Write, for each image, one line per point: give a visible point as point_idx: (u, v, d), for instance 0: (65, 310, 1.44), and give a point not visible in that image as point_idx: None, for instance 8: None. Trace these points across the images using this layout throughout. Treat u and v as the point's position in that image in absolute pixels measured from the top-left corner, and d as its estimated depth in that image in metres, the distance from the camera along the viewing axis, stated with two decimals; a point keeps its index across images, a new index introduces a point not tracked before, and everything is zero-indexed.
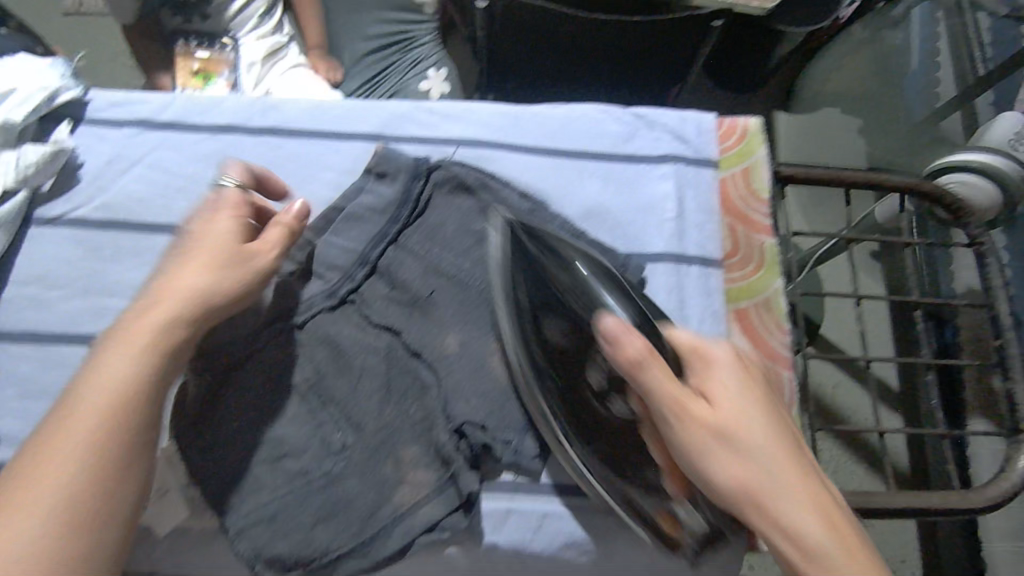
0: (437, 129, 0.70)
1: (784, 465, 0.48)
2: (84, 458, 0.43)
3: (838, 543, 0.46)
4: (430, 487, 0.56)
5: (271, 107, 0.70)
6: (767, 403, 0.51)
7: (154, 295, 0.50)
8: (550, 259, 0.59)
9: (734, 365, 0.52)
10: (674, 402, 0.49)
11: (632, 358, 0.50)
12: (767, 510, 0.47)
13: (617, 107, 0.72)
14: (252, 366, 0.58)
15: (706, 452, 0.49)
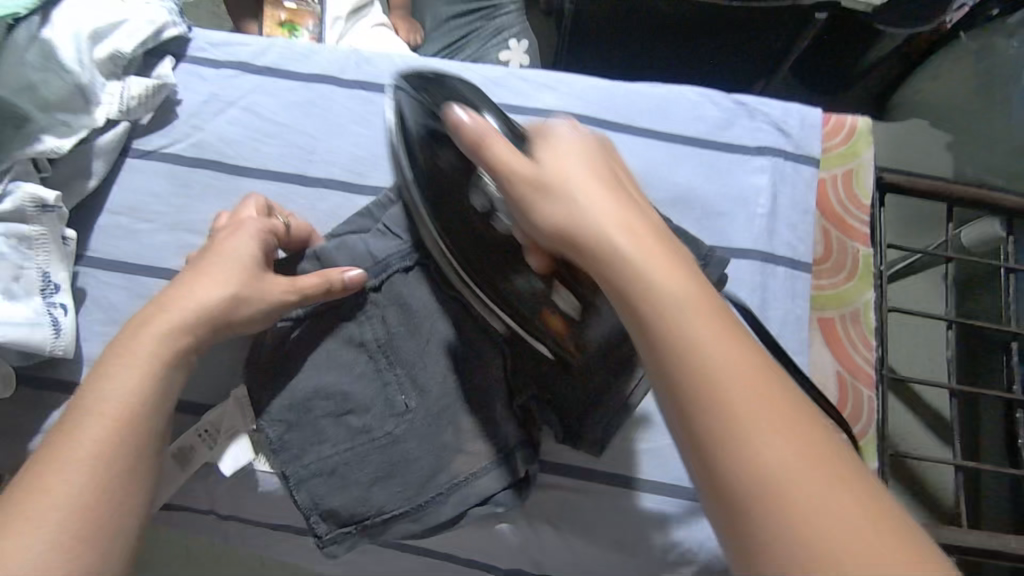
0: (529, 97, 0.68)
1: (621, 221, 0.41)
2: (96, 452, 0.46)
3: (687, 304, 0.38)
4: (487, 460, 0.56)
5: (365, 61, 0.70)
6: (605, 162, 0.45)
7: (158, 304, 0.51)
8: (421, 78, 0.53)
9: (569, 130, 0.46)
10: (499, 161, 0.44)
11: (466, 132, 0.45)
12: (610, 270, 0.40)
13: (718, 93, 0.69)
14: (326, 319, 0.59)
15: (537, 211, 0.43)
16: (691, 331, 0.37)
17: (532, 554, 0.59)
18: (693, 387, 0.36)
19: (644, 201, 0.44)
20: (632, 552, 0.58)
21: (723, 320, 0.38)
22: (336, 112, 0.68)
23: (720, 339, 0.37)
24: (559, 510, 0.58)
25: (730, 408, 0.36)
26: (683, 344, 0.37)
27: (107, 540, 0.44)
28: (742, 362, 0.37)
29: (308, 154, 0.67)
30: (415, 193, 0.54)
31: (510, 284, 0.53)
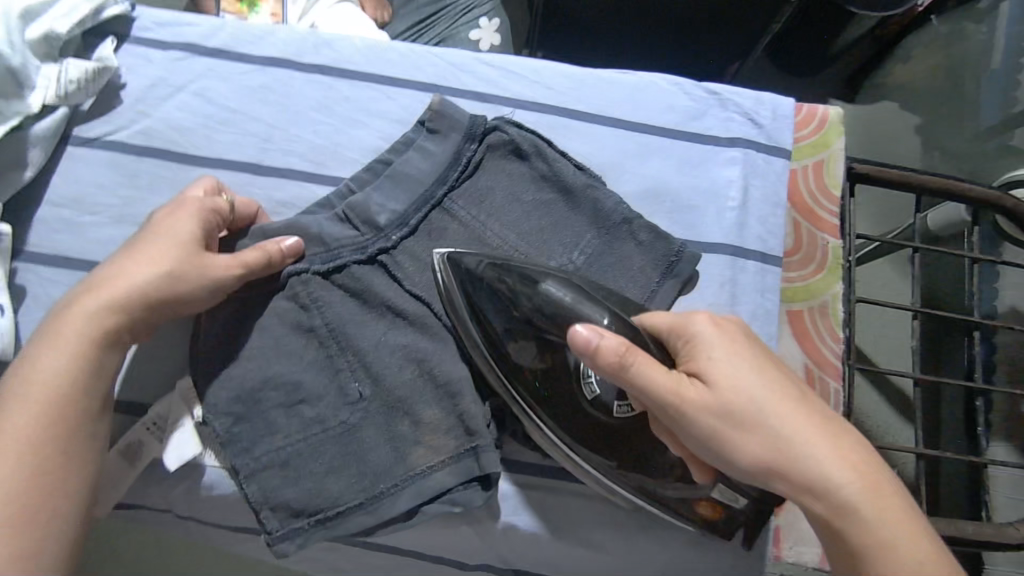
0: (497, 85, 0.66)
1: (794, 427, 0.46)
2: (24, 442, 0.44)
3: (860, 491, 0.45)
4: (448, 453, 0.55)
5: (324, 44, 0.66)
6: (761, 354, 0.48)
7: (87, 287, 0.49)
8: (501, 271, 0.52)
9: (715, 328, 0.48)
10: (672, 396, 0.45)
11: (615, 363, 0.45)
12: (795, 474, 0.46)
13: (690, 81, 0.67)
14: (274, 310, 0.57)
15: (717, 437, 0.46)
16: (864, 514, 0.45)
17: (500, 553, 0.58)
18: (884, 569, 0.44)
19: (793, 380, 0.48)
20: (600, 550, 0.57)
21: (885, 491, 0.46)
22: (294, 98, 0.65)
23: (889, 514, 0.45)
24: (527, 508, 0.57)
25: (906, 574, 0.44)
26: (855, 526, 0.45)
27: (42, 531, 0.44)
28: (895, 520, 0.45)
29: (265, 142, 0.63)
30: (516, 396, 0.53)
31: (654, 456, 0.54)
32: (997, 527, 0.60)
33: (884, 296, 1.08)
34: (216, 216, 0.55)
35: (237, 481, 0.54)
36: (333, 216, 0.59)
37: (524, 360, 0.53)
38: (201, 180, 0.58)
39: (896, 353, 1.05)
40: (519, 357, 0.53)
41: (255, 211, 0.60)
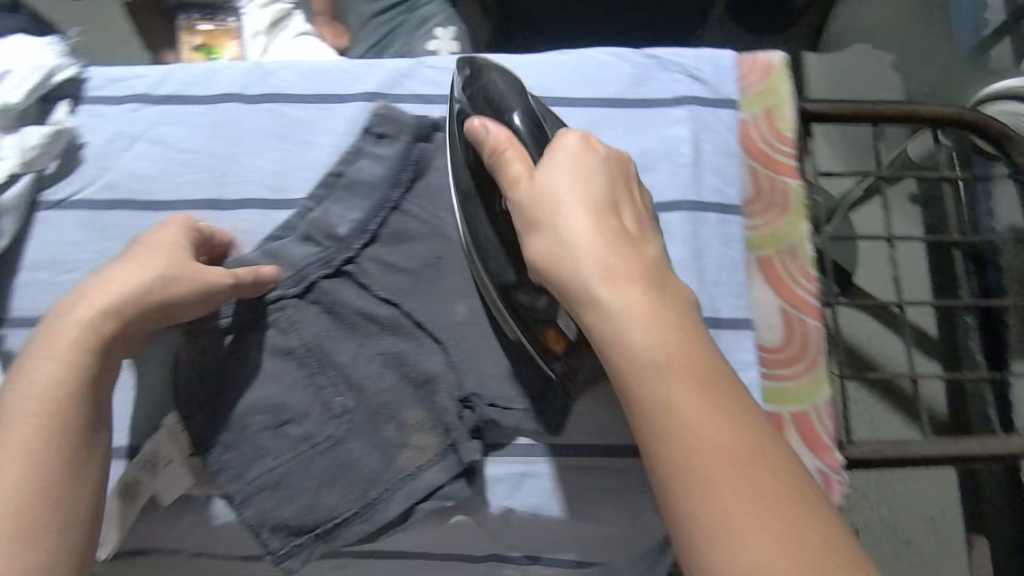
0: (439, 85, 0.67)
1: (588, 238, 0.46)
2: (28, 450, 0.46)
3: (636, 323, 0.43)
4: (434, 451, 0.56)
5: (267, 73, 0.68)
6: (601, 177, 0.50)
7: (69, 303, 0.50)
8: (474, 88, 0.57)
9: (579, 145, 0.51)
10: (510, 184, 0.51)
11: (494, 147, 0.52)
12: (562, 279, 0.46)
13: (628, 50, 0.68)
14: (249, 337, 0.58)
15: (526, 236, 0.49)
16: (615, 331, 0.43)
17: (504, 539, 0.58)
18: (629, 380, 0.43)
19: (626, 218, 0.48)
20: (599, 520, 0.57)
21: (667, 326, 0.43)
22: (245, 130, 0.67)
23: (650, 341, 0.42)
24: (520, 492, 0.57)
25: (640, 397, 0.42)
26: (600, 332, 0.44)
27: (48, 542, 0.45)
28: (658, 354, 0.42)
29: (223, 177, 0.65)
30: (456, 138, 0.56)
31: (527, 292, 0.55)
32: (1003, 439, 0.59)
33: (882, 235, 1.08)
34: (197, 235, 0.57)
35: (233, 507, 0.56)
36: (296, 237, 0.61)
37: (463, 175, 0.56)
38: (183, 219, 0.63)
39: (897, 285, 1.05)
40: (461, 175, 0.56)
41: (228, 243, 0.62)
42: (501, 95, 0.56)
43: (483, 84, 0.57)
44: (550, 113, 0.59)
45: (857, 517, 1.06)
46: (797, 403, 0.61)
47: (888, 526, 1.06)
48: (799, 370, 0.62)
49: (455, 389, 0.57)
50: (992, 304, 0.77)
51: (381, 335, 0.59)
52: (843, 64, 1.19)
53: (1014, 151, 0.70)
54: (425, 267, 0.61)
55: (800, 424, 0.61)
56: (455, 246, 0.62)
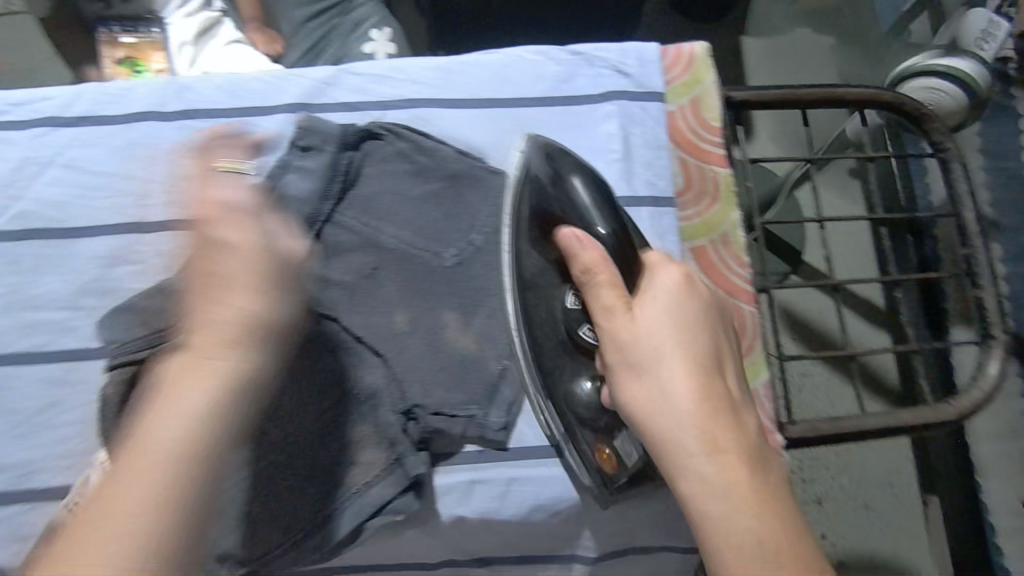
0: (365, 92, 0.66)
1: (687, 393, 0.46)
2: (168, 482, 0.47)
3: (728, 490, 0.44)
4: (380, 467, 0.55)
5: (184, 88, 0.66)
6: (704, 327, 0.49)
7: (215, 327, 0.52)
8: (556, 185, 0.56)
9: (681, 284, 0.50)
10: (601, 315, 0.50)
11: (584, 265, 0.52)
12: (654, 427, 0.46)
13: (554, 47, 0.68)
14: (178, 364, 0.56)
15: (614, 371, 0.49)
16: (712, 496, 0.44)
17: (457, 545, 0.59)
18: (711, 537, 0.44)
19: (727, 375, 0.48)
20: (552, 520, 0.58)
21: (758, 494, 0.44)
22: (164, 149, 0.64)
23: (743, 511, 0.44)
24: (470, 499, 0.57)
25: (729, 566, 0.43)
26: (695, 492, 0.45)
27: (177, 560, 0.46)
28: (751, 525, 0.43)
29: (142, 200, 0.63)
30: (525, 232, 0.56)
31: (572, 392, 0.55)
32: (931, 407, 0.63)
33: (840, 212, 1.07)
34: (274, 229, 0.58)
35: None
36: None
37: (524, 264, 0.56)
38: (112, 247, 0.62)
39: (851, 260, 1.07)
40: (523, 263, 0.56)
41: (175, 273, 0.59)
42: (585, 205, 0.55)
43: (564, 186, 0.56)
44: (631, 221, 0.59)
45: (817, 485, 1.07)
46: None
47: (847, 492, 1.07)
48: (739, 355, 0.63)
49: (398, 403, 0.56)
50: (939, 276, 0.78)
51: (314, 352, 0.57)
52: (778, 47, 1.21)
53: (934, 128, 0.72)
54: (361, 279, 0.60)
55: None
56: (392, 256, 0.61)
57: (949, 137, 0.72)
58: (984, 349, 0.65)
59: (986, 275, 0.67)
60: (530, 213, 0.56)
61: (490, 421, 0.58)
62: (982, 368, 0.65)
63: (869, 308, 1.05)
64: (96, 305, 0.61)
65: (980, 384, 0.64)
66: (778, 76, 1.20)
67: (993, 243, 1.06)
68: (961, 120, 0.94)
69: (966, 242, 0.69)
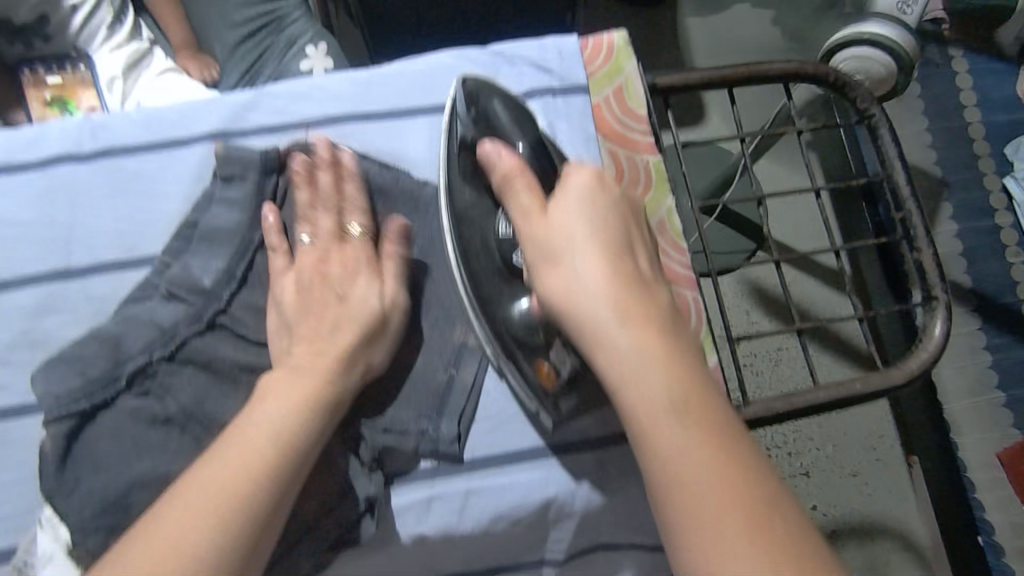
0: (287, 113, 0.65)
1: (602, 277, 0.45)
2: (246, 483, 0.48)
3: (648, 363, 0.43)
4: (335, 493, 0.54)
5: (100, 126, 0.64)
6: (615, 217, 0.49)
7: (313, 350, 0.54)
8: (478, 114, 0.54)
9: (590, 181, 0.49)
10: (517, 214, 0.49)
11: (500, 176, 0.51)
12: (572, 316, 0.45)
13: (474, 50, 0.68)
14: (117, 411, 0.55)
15: (532, 267, 0.48)
16: (632, 372, 0.44)
17: (424, 563, 0.58)
18: (631, 409, 0.44)
19: (639, 260, 0.48)
20: (516, 527, 0.57)
21: (676, 366, 0.44)
22: (85, 192, 0.62)
23: (662, 381, 0.43)
24: (430, 517, 0.56)
25: (652, 436, 0.43)
26: (616, 372, 0.44)
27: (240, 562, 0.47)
28: (667, 397, 0.43)
29: (67, 245, 0.61)
30: (458, 165, 0.54)
31: (509, 313, 0.53)
32: (881, 374, 0.63)
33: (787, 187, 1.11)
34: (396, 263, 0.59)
35: None
36: (159, 297, 0.58)
37: (458, 197, 0.53)
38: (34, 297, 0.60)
39: (809, 231, 1.09)
40: (457, 197, 0.53)
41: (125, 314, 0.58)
42: (504, 127, 0.54)
43: (486, 114, 0.55)
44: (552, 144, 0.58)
45: (804, 457, 1.06)
46: None
47: (833, 460, 1.05)
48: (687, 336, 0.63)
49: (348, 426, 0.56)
50: (890, 240, 0.79)
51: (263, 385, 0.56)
52: (713, 29, 1.22)
53: (858, 95, 0.73)
54: None
55: None
56: None
57: (875, 104, 0.73)
58: (927, 311, 0.66)
59: (922, 238, 0.68)
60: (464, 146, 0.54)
61: (442, 433, 0.57)
62: (927, 330, 0.66)
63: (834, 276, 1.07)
64: (26, 359, 0.59)
65: (925, 346, 0.65)
66: (716, 56, 1.21)
67: (943, 201, 1.07)
68: (891, 87, 0.94)
69: (900, 206, 0.70)
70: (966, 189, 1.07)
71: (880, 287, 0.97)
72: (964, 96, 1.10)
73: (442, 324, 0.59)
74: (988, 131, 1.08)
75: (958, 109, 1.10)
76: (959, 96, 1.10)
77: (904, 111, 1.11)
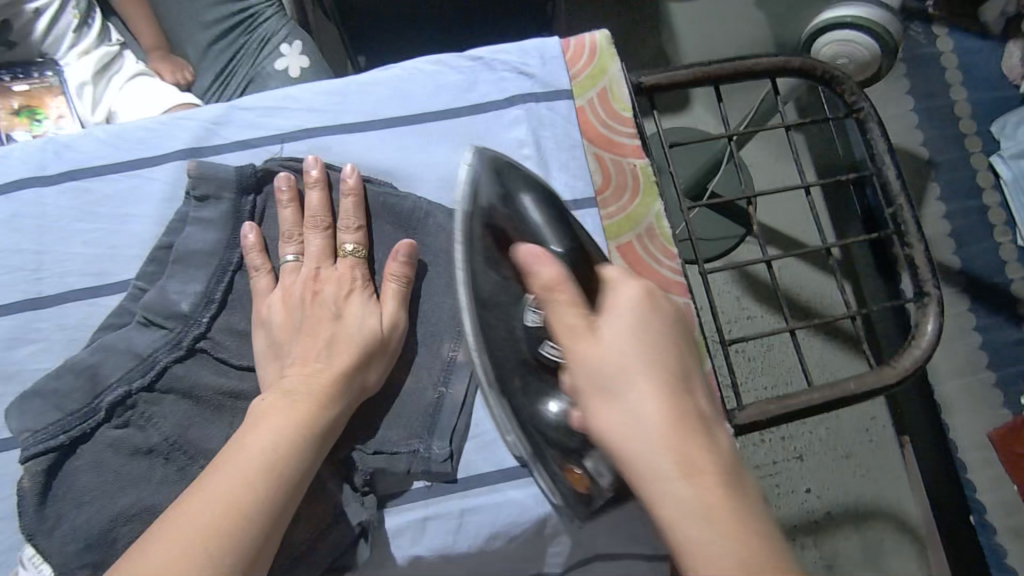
0: (260, 127, 0.63)
1: (659, 418, 0.39)
2: (238, 505, 0.45)
3: (715, 527, 0.37)
4: (326, 519, 0.52)
5: (65, 146, 0.61)
6: (672, 343, 0.43)
7: (305, 371, 0.52)
8: (501, 201, 0.53)
9: (643, 298, 0.44)
10: (561, 333, 0.44)
11: (543, 286, 0.45)
12: (627, 461, 0.40)
13: (452, 54, 0.66)
14: (97, 444, 0.53)
15: (582, 397, 0.42)
16: (702, 535, 0.37)
17: None
18: None
19: (703, 397, 0.42)
20: (516, 543, 0.56)
21: (748, 534, 0.37)
22: (53, 216, 0.60)
23: (733, 550, 0.36)
24: (424, 536, 0.55)
25: None
26: (682, 533, 0.37)
27: None
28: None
29: (37, 272, 0.59)
30: (478, 250, 0.52)
31: (539, 414, 0.50)
32: (875, 373, 0.63)
33: (775, 176, 1.09)
34: (395, 280, 0.57)
35: None
36: (136, 324, 0.56)
37: (482, 283, 0.52)
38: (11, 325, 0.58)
39: (799, 221, 1.08)
40: (480, 283, 0.52)
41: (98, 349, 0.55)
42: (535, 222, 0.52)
43: (510, 201, 0.53)
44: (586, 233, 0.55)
45: (798, 441, 1.01)
46: None
47: (825, 445, 1.00)
48: None
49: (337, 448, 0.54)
50: (882, 235, 0.78)
51: None
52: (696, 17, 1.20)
53: (845, 88, 0.72)
54: None
55: None
56: None
57: (863, 96, 0.72)
58: (920, 307, 0.66)
59: (913, 232, 0.68)
60: (484, 225, 0.52)
61: (434, 453, 0.55)
62: (920, 326, 0.65)
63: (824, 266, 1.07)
64: (0, 393, 0.57)
65: (918, 343, 0.64)
66: (699, 45, 1.19)
67: (931, 182, 1.06)
68: (876, 69, 0.93)
69: (890, 201, 0.70)
70: (955, 171, 1.06)
71: (870, 277, 0.96)
72: (951, 75, 1.09)
73: (429, 343, 0.58)
74: (976, 111, 1.07)
75: (945, 90, 1.09)
76: (946, 78, 1.09)
77: (892, 94, 1.10)
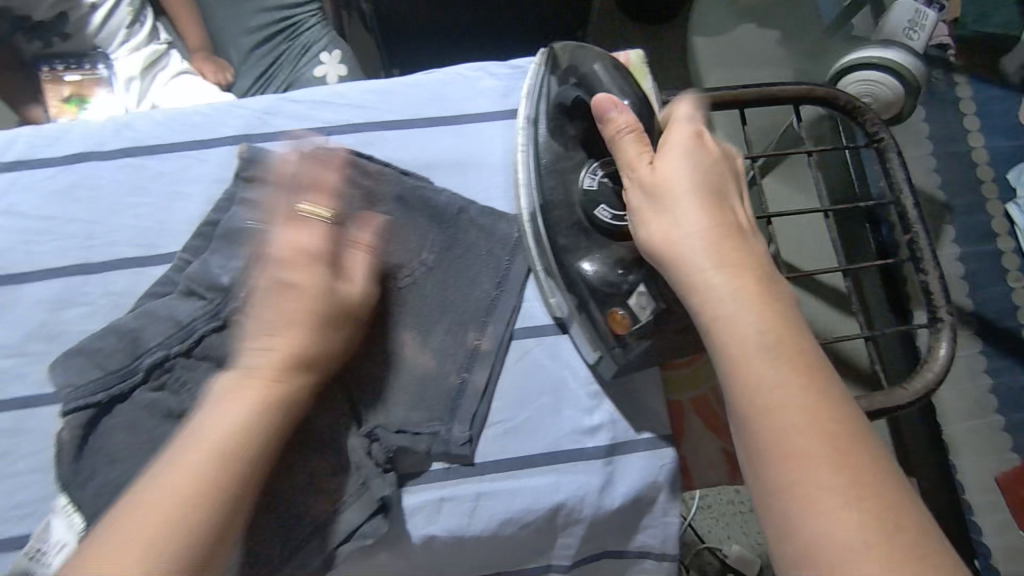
0: (308, 119, 0.66)
1: (702, 224, 0.46)
2: (189, 492, 0.45)
3: (747, 310, 0.43)
4: (348, 491, 0.54)
5: (124, 125, 0.65)
6: (720, 174, 0.49)
7: (263, 347, 0.51)
8: (573, 77, 0.59)
9: (698, 137, 0.50)
10: (626, 164, 0.52)
11: (615, 129, 0.53)
12: (674, 261, 0.47)
13: (493, 63, 0.70)
14: (133, 404, 0.55)
15: (636, 212, 0.50)
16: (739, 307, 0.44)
17: (429, 567, 0.58)
18: (729, 361, 0.43)
19: (743, 214, 0.48)
20: (527, 532, 0.57)
21: (778, 319, 0.43)
22: (107, 189, 0.63)
23: (763, 330, 0.43)
24: (439, 516, 0.56)
25: (752, 394, 0.42)
26: (716, 314, 0.44)
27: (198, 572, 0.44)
28: (770, 346, 0.42)
29: (87, 241, 0.62)
30: (543, 126, 0.60)
31: (585, 264, 0.56)
32: (886, 393, 0.64)
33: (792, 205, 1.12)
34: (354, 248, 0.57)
35: None
36: (178, 294, 0.59)
37: (545, 152, 0.59)
38: (57, 290, 0.61)
39: (813, 251, 1.11)
40: (544, 153, 0.59)
41: (141, 314, 0.57)
42: (603, 84, 0.57)
43: (582, 75, 0.59)
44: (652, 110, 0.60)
45: None
46: (693, 387, 0.64)
47: None
48: (689, 360, 0.64)
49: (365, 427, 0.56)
50: (893, 263, 0.80)
51: None
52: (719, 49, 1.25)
53: (867, 119, 0.75)
54: None
55: (699, 408, 0.63)
56: None
57: (884, 127, 0.75)
58: (933, 332, 0.67)
59: (929, 259, 0.70)
60: (555, 108, 0.59)
61: (454, 436, 0.57)
62: (932, 351, 0.67)
63: (836, 297, 1.08)
64: (43, 351, 0.59)
65: (930, 368, 0.66)
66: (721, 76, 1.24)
67: (946, 225, 1.08)
68: (901, 109, 0.96)
69: (908, 227, 0.72)
70: (970, 214, 1.08)
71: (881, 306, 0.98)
72: (968, 121, 1.12)
73: (454, 330, 0.60)
74: (992, 158, 1.10)
75: (961, 135, 1.12)
76: (963, 125, 1.12)
77: (909, 135, 1.13)
